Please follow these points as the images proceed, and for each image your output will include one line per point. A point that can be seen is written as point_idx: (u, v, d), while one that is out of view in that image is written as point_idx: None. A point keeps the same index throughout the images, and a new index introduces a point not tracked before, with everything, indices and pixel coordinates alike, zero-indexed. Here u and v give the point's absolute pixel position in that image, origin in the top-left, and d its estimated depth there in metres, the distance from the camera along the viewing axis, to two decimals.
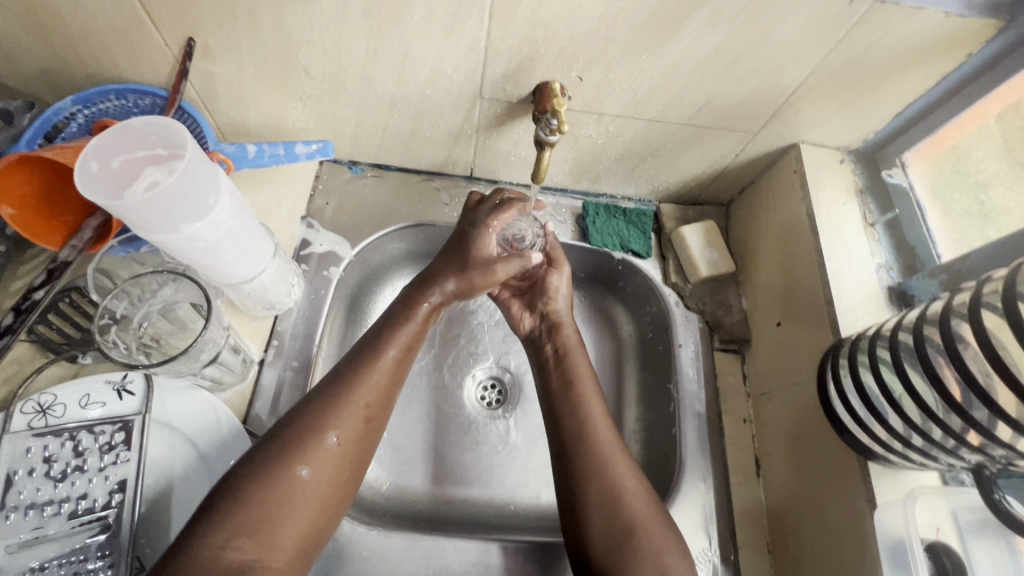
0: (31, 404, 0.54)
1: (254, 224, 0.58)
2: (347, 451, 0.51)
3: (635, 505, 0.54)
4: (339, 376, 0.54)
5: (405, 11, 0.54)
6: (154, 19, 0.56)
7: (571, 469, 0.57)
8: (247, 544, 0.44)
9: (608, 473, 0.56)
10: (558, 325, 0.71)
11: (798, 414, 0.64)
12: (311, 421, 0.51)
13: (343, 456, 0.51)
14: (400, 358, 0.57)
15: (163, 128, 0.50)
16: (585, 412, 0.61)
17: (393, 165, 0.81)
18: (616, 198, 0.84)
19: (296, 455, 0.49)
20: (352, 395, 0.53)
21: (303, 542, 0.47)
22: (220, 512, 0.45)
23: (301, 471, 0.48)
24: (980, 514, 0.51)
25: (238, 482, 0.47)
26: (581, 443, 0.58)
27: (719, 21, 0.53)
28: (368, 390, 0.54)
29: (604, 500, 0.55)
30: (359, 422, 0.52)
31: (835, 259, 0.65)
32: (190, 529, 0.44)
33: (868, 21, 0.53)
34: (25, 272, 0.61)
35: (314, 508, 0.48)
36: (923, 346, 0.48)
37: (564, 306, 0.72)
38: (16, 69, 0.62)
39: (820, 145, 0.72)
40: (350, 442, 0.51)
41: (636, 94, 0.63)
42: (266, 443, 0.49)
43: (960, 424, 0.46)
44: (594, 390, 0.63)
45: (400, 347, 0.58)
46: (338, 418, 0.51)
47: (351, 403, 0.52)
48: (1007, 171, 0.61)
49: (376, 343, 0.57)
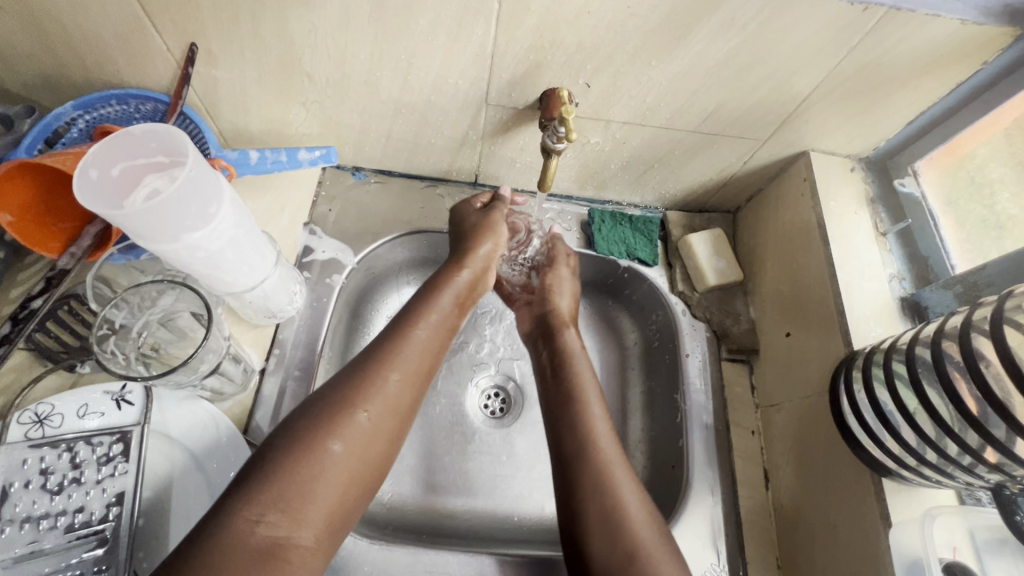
0: (28, 414, 0.53)
1: (255, 231, 0.57)
2: (379, 427, 0.49)
3: (637, 528, 0.52)
4: (373, 355, 0.53)
5: (411, 17, 0.53)
6: (156, 24, 0.55)
7: (582, 476, 0.55)
8: (278, 519, 0.42)
9: (610, 494, 0.54)
10: (558, 329, 0.70)
11: (808, 427, 0.63)
12: (343, 395, 0.49)
13: (375, 432, 0.49)
14: (431, 338, 0.57)
15: (164, 136, 0.49)
16: (588, 423, 0.59)
17: (397, 171, 0.80)
18: (623, 204, 0.83)
19: (328, 427, 0.47)
20: (382, 372, 0.52)
21: (332, 521, 0.45)
22: (252, 486, 0.43)
23: (332, 444, 0.46)
24: (997, 532, 0.50)
25: (270, 453, 0.45)
26: (584, 453, 0.57)
27: (730, 28, 0.52)
28: (400, 366, 0.53)
29: (606, 518, 0.52)
30: (392, 399, 0.51)
31: (847, 269, 0.64)
32: (221, 507, 0.42)
33: (883, 29, 0.52)
34: (24, 280, 0.61)
35: (344, 485, 0.46)
36: (941, 360, 0.47)
37: (565, 305, 0.73)
38: (16, 75, 0.61)
39: (831, 153, 0.71)
40: (382, 417, 0.50)
41: (645, 101, 0.62)
42: (301, 417, 0.48)
43: (977, 440, 0.45)
44: (598, 406, 0.61)
45: (430, 326, 0.58)
46: (370, 395, 0.50)
47: (382, 379, 0.51)
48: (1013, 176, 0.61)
49: (406, 323, 0.57)
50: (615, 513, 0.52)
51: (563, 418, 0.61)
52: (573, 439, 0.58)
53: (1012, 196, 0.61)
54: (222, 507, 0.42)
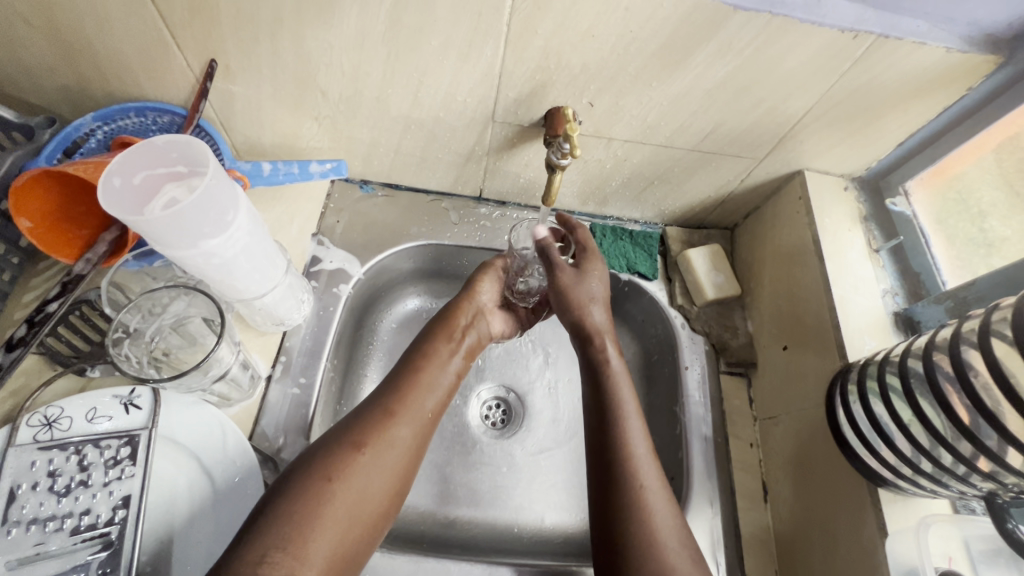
0: (37, 417, 0.54)
1: (267, 241, 0.59)
2: (380, 466, 0.52)
3: (656, 515, 0.52)
4: (381, 396, 0.57)
5: (424, 38, 0.56)
6: (178, 41, 0.57)
7: (613, 474, 0.55)
8: (283, 557, 0.43)
9: (634, 478, 0.54)
10: (591, 337, 0.66)
11: (806, 440, 0.64)
12: (348, 435, 0.53)
13: (376, 472, 0.51)
14: (438, 377, 0.62)
15: (184, 146, 0.51)
16: (621, 420, 0.59)
17: (404, 184, 0.82)
18: (623, 220, 0.86)
19: (330, 469, 0.50)
20: (385, 413, 0.55)
21: (334, 560, 0.46)
22: (256, 530, 0.45)
23: (332, 483, 0.49)
24: (991, 543, 0.51)
25: (276, 494, 0.48)
26: (615, 448, 0.57)
27: (728, 52, 0.55)
28: (404, 408, 0.57)
29: (631, 507, 0.53)
30: (396, 439, 0.54)
31: (841, 284, 0.66)
32: (231, 548, 0.43)
33: (872, 55, 0.54)
34: (38, 285, 0.63)
35: (343, 524, 0.48)
36: (932, 371, 0.48)
37: (598, 317, 0.67)
38: (38, 88, 0.63)
39: (824, 172, 0.73)
40: (384, 457, 0.53)
41: (645, 120, 0.65)
42: (304, 462, 0.51)
43: (969, 448, 0.46)
44: (635, 409, 0.60)
45: (435, 368, 0.62)
46: (370, 436, 0.53)
47: (382, 421, 0.55)
48: (1002, 200, 0.64)
49: (416, 364, 0.62)
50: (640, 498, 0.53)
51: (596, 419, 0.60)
52: (614, 431, 0.58)
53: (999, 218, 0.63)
54: (231, 549, 0.43)
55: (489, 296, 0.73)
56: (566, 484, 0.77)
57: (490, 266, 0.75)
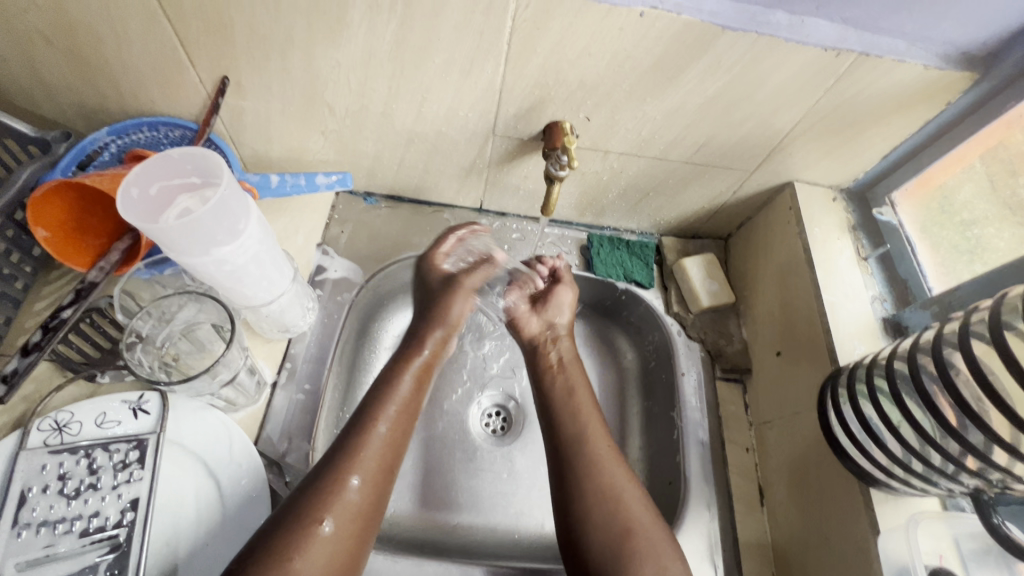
0: (48, 422, 0.56)
1: (276, 249, 0.61)
2: (342, 535, 0.49)
3: (628, 504, 0.57)
4: (332, 460, 0.54)
5: (427, 56, 0.59)
6: (192, 58, 0.60)
7: (577, 480, 0.59)
8: None
9: (600, 476, 0.59)
10: (559, 335, 0.76)
11: (800, 443, 0.65)
12: (305, 508, 0.49)
13: (340, 543, 0.49)
14: (392, 431, 0.58)
15: (200, 158, 0.53)
16: (581, 417, 0.65)
17: (406, 196, 0.85)
18: (620, 231, 0.88)
19: (290, 543, 0.47)
20: (344, 475, 0.52)
21: None
22: None
23: (293, 561, 0.46)
24: (982, 541, 0.52)
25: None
26: (574, 446, 0.62)
27: (718, 69, 0.57)
28: (361, 468, 0.54)
29: (600, 508, 0.57)
30: (355, 504, 0.52)
31: (832, 291, 0.68)
32: None
33: (854, 72, 0.57)
34: (49, 293, 0.65)
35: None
36: (918, 373, 0.50)
37: (567, 318, 0.78)
38: (54, 104, 0.65)
39: (813, 184, 0.76)
40: (346, 526, 0.50)
41: (640, 134, 0.67)
42: (262, 536, 0.47)
43: (958, 448, 0.47)
44: (591, 407, 0.67)
45: (392, 416, 0.59)
46: (331, 504, 0.50)
47: (342, 485, 0.52)
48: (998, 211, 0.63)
49: (364, 423, 0.57)
50: (605, 490, 0.58)
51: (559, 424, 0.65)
52: (576, 426, 0.64)
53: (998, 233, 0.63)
54: None
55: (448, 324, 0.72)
56: None
57: (467, 289, 0.75)
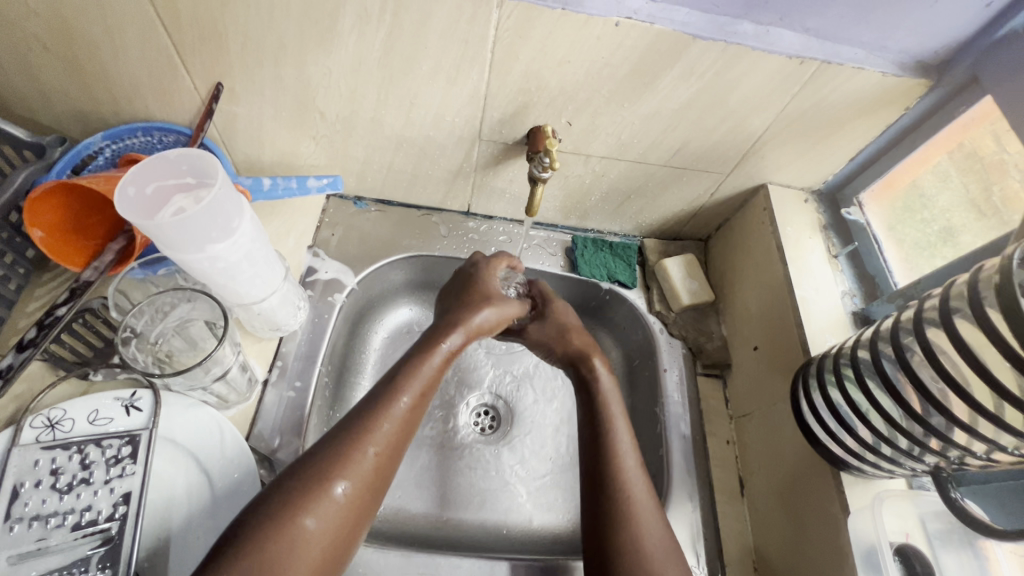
0: (40, 419, 0.56)
1: (268, 248, 0.62)
2: (353, 503, 0.50)
3: (638, 499, 0.57)
4: (352, 423, 0.54)
5: (415, 63, 0.61)
6: (187, 66, 0.62)
7: (607, 502, 0.57)
8: None
9: (615, 465, 0.59)
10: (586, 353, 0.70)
11: (776, 433, 0.68)
12: (321, 467, 0.50)
13: (350, 507, 0.50)
14: (413, 405, 0.57)
15: (194, 159, 0.55)
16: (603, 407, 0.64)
17: (395, 200, 0.87)
18: (603, 233, 0.91)
19: (301, 503, 0.48)
20: (360, 445, 0.52)
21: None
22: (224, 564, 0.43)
23: (307, 520, 0.47)
24: (946, 521, 0.54)
25: (244, 533, 0.45)
26: (606, 466, 0.59)
27: (690, 76, 0.61)
28: (378, 438, 0.53)
29: (621, 524, 0.55)
30: (369, 472, 0.52)
31: (804, 286, 0.71)
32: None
33: (818, 80, 0.61)
34: (42, 294, 0.66)
35: (318, 559, 0.47)
36: (880, 360, 0.52)
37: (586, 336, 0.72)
38: (50, 110, 0.67)
39: (786, 185, 0.79)
40: (358, 492, 0.51)
41: (620, 138, 0.70)
42: (274, 493, 0.48)
43: (921, 430, 0.50)
44: (620, 410, 0.65)
45: (415, 392, 0.58)
46: (346, 469, 0.50)
47: (359, 453, 0.52)
48: (955, 209, 0.67)
49: (387, 392, 0.56)
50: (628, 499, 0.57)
51: (588, 434, 0.63)
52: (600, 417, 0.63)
53: (954, 230, 0.66)
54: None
55: (485, 318, 0.67)
56: (552, 487, 0.79)
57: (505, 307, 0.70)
